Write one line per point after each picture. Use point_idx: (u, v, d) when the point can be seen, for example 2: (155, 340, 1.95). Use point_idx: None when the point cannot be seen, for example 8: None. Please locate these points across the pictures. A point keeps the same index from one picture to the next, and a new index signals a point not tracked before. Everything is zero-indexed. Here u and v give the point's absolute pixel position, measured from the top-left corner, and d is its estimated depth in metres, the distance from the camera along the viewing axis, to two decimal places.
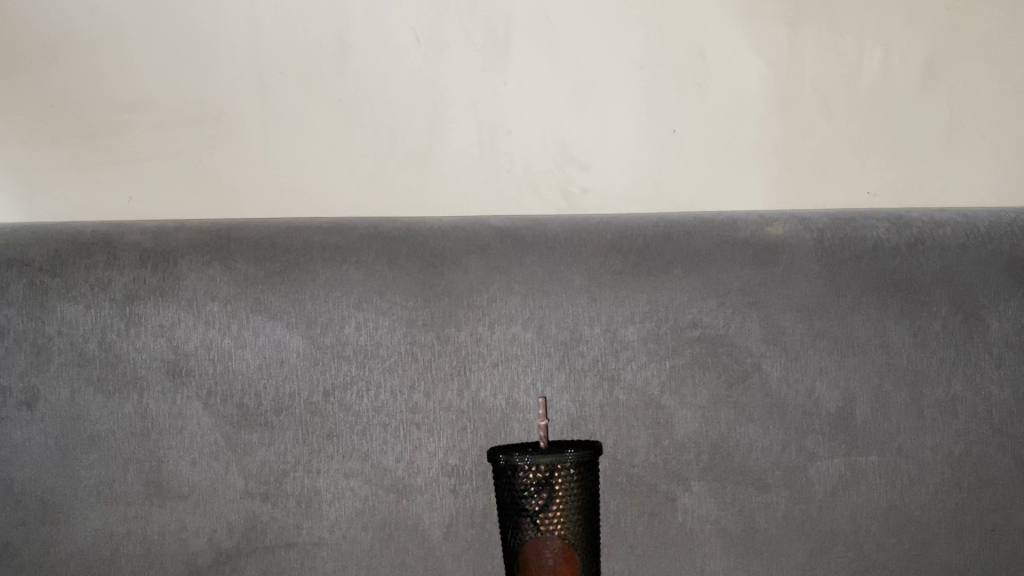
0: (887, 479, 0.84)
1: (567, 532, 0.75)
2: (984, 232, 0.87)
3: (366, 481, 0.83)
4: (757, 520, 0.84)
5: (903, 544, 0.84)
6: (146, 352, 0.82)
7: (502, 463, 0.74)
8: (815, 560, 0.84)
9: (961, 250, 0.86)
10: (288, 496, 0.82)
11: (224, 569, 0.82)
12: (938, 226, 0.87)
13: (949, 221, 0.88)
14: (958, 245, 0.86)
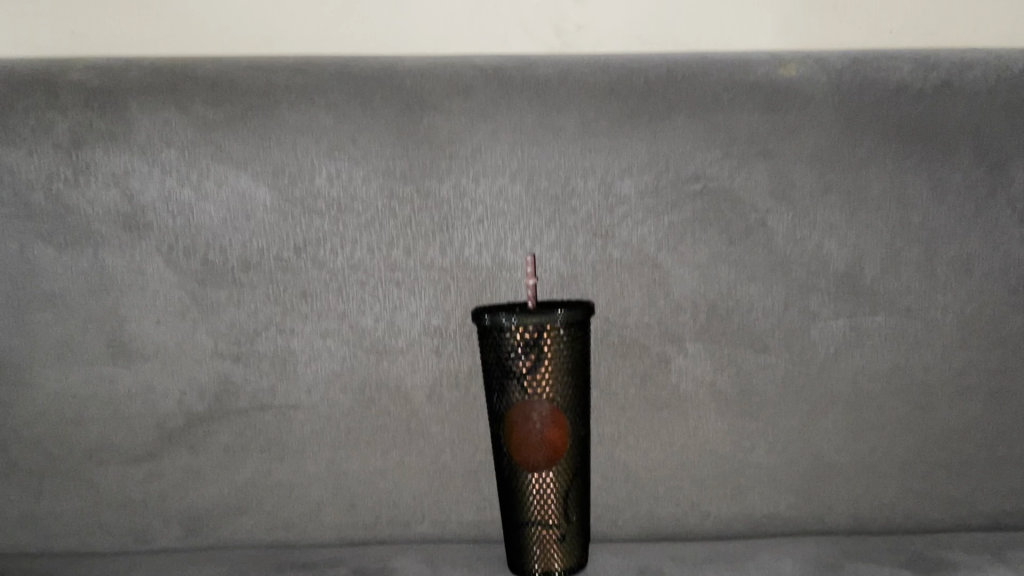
0: (893, 341, 0.80)
1: (555, 395, 0.71)
2: (1019, 75, 0.79)
3: (343, 342, 0.78)
4: (755, 382, 0.80)
5: (904, 407, 0.81)
6: (99, 203, 0.75)
7: (488, 323, 0.69)
8: (811, 423, 0.81)
9: (990, 95, 0.79)
10: (261, 357, 0.78)
11: (197, 432, 0.79)
12: (969, 68, 0.79)
13: (980, 62, 0.80)
14: (989, 89, 0.79)
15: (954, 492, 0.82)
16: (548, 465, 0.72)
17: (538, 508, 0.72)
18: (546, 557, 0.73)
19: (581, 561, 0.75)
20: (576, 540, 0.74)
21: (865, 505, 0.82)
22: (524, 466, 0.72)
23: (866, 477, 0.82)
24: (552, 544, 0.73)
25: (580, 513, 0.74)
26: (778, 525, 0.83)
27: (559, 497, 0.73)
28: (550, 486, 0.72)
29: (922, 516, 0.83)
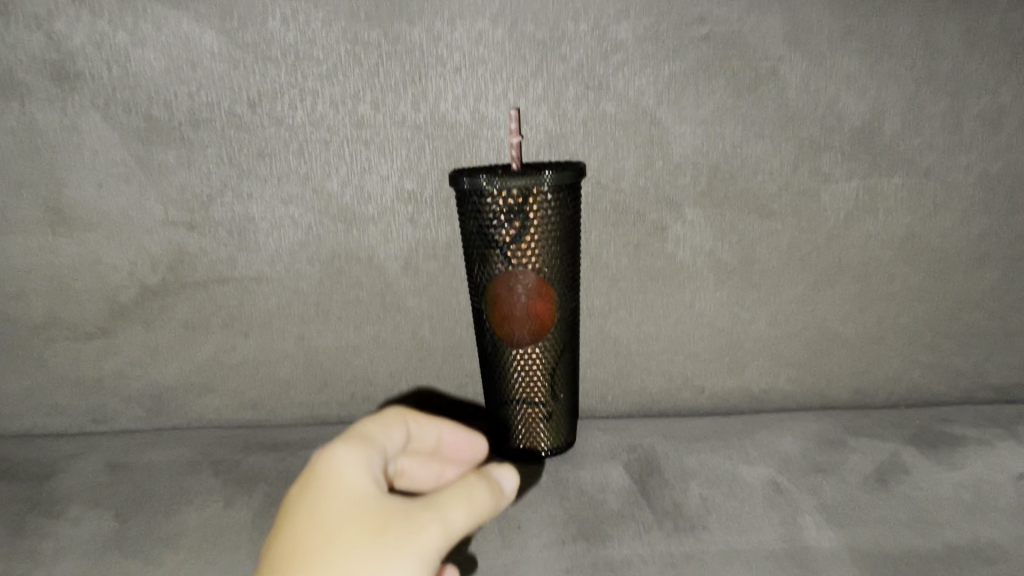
0: (908, 205, 0.74)
1: (542, 266, 0.64)
2: None
3: (308, 209, 0.71)
4: (757, 251, 0.74)
5: (916, 276, 0.76)
6: (21, 49, 0.65)
7: (467, 188, 0.62)
8: (815, 294, 0.76)
9: None
10: (218, 226, 0.71)
11: (154, 306, 0.73)
12: None
13: None
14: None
15: (961, 365, 0.78)
16: (534, 342, 0.66)
17: (523, 387, 0.68)
18: (531, 437, 0.70)
19: (569, 439, 0.71)
20: (564, 419, 0.70)
21: (866, 379, 0.78)
22: (508, 343, 0.67)
23: (871, 350, 0.78)
24: (538, 424, 0.69)
25: (567, 391, 0.70)
26: (774, 399, 0.79)
27: (546, 374, 0.68)
28: (536, 365, 0.67)
29: (925, 389, 0.79)
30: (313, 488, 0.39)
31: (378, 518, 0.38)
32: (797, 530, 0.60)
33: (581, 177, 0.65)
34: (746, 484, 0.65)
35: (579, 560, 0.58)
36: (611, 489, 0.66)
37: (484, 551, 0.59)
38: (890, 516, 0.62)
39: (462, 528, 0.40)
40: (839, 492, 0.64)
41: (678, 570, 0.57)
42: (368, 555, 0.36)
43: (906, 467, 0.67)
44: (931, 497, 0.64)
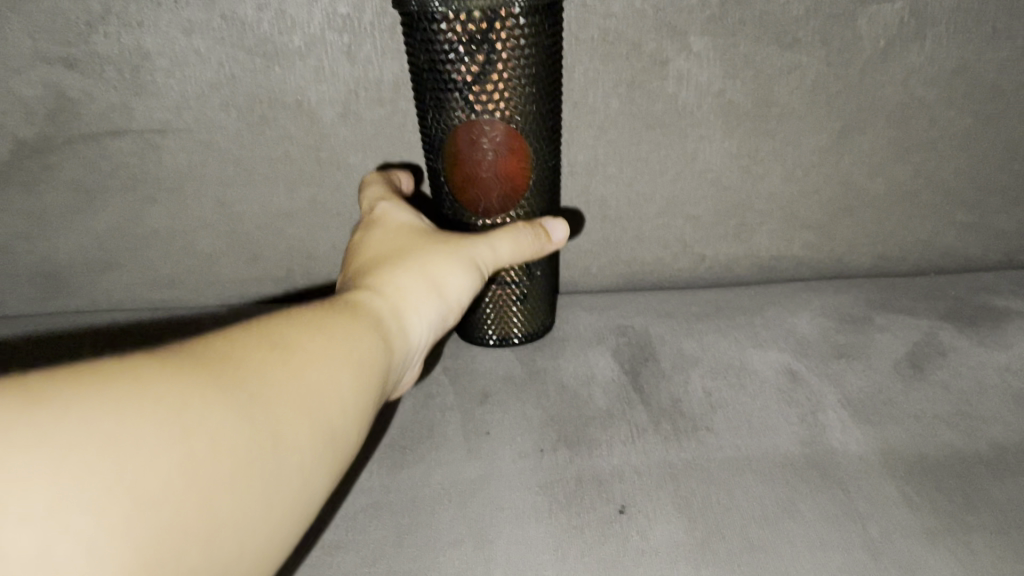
0: (966, 32, 0.59)
1: (513, 114, 0.51)
2: None
3: (215, 40, 0.55)
4: (776, 92, 0.60)
5: (964, 120, 0.62)
6: None
7: (416, 11, 0.47)
8: (844, 143, 0.63)
9: None
10: (104, 63, 0.55)
11: (39, 166, 0.59)
12: None
13: None
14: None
15: (1004, 223, 0.67)
16: (504, 206, 0.55)
17: None
18: (501, 321, 0.59)
19: (546, 322, 0.61)
20: (541, 298, 0.59)
21: (891, 241, 0.68)
22: (473, 207, 0.55)
23: (898, 209, 0.66)
24: (509, 307, 0.59)
25: (544, 265, 0.59)
26: (785, 265, 0.68)
27: None
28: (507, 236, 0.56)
29: (957, 252, 0.68)
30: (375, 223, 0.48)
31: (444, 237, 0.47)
32: (818, 429, 0.51)
33: None
34: (757, 374, 0.56)
35: (560, 474, 0.49)
36: (597, 382, 0.56)
37: (448, 461, 0.50)
38: (926, 409, 0.52)
39: (510, 254, 0.49)
40: (866, 382, 0.55)
41: (682, 483, 0.48)
42: (446, 251, 0.45)
43: (943, 348, 0.57)
44: (973, 386, 0.54)
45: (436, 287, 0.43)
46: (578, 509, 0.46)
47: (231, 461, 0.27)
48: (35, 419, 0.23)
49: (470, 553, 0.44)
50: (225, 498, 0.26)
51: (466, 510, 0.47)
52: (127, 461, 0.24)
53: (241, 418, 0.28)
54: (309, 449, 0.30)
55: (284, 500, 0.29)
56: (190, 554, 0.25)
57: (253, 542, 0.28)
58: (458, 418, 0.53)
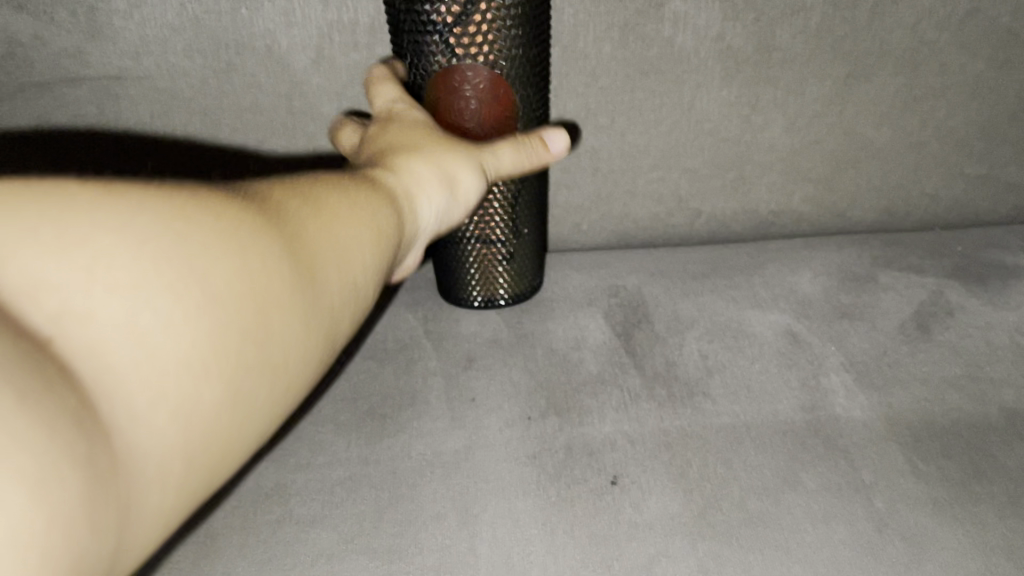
0: None
1: (498, 58, 0.47)
2: None
3: None
4: (778, 36, 0.57)
5: (976, 66, 0.59)
6: None
7: None
8: (849, 91, 0.59)
9: None
10: (55, 4, 0.51)
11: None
12: None
13: None
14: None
15: (1013, 175, 0.64)
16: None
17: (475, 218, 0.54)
18: (486, 281, 0.56)
19: (533, 285, 0.58)
20: (528, 256, 0.57)
21: (895, 194, 0.65)
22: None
23: (904, 160, 0.63)
24: (494, 265, 0.56)
25: (530, 223, 0.56)
26: (784, 220, 0.65)
27: (506, 201, 0.53)
28: (493, 191, 0.53)
29: (965, 205, 0.65)
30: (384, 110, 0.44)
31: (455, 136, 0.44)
32: (821, 394, 0.49)
33: None
34: (756, 336, 0.53)
35: (549, 444, 0.46)
36: (588, 345, 0.53)
37: (431, 431, 0.47)
38: (933, 373, 0.50)
39: (515, 165, 0.45)
40: (870, 344, 0.52)
41: (677, 453, 0.45)
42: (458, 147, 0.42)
43: (951, 308, 0.55)
44: (981, 348, 0.51)
45: (449, 180, 0.40)
46: (568, 481, 0.44)
47: (282, 279, 0.27)
48: (101, 207, 0.23)
49: (454, 529, 0.42)
50: (278, 307, 0.26)
51: (449, 483, 0.44)
52: (191, 253, 0.24)
53: (287, 242, 0.27)
54: (342, 291, 0.30)
55: (324, 329, 0.29)
56: (246, 354, 0.25)
57: (298, 364, 0.27)
58: (441, 384, 0.50)
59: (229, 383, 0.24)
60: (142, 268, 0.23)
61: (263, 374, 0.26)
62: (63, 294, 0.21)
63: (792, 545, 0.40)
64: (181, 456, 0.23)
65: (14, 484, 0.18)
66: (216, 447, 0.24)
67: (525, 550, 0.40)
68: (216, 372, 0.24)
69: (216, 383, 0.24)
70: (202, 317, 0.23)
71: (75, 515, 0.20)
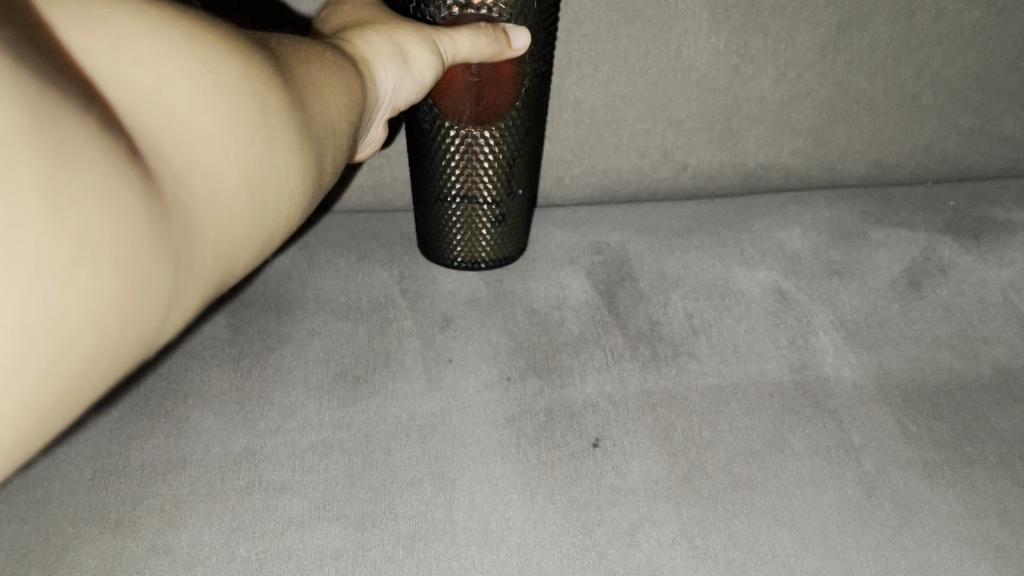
0: None
1: (502, 9, 0.44)
2: None
3: None
4: None
5: (974, 13, 0.57)
6: None
7: None
8: (842, 39, 0.57)
9: None
10: None
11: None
12: None
13: None
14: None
15: (1009, 127, 0.62)
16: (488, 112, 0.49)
17: (466, 176, 0.52)
18: (477, 241, 0.54)
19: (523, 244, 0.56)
20: (519, 220, 0.54)
21: (887, 148, 0.63)
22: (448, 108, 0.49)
23: (898, 111, 0.61)
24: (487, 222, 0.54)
25: (526, 181, 0.54)
26: (773, 174, 0.63)
27: (499, 161, 0.51)
28: (487, 150, 0.51)
29: (958, 160, 0.63)
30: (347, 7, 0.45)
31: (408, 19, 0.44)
32: (810, 354, 0.47)
33: None
34: (743, 294, 0.51)
35: (529, 407, 0.44)
36: (570, 305, 0.51)
37: (406, 394, 0.45)
38: (926, 331, 0.48)
39: (474, 53, 0.43)
40: (861, 302, 0.50)
41: (661, 415, 0.44)
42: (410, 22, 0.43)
43: (944, 265, 0.53)
44: (975, 305, 0.50)
45: (404, 52, 0.41)
46: (549, 444, 0.42)
47: (284, 92, 0.29)
48: (124, 4, 0.26)
49: (430, 495, 0.40)
50: (283, 107, 0.28)
51: (426, 447, 0.42)
52: (206, 45, 0.26)
53: (280, 63, 0.30)
54: (335, 121, 0.32)
55: (322, 148, 0.31)
56: (256, 147, 0.27)
57: (306, 173, 0.30)
58: (417, 345, 0.48)
59: (244, 166, 0.26)
60: (164, 48, 0.25)
61: (279, 167, 0.28)
62: (98, 60, 0.24)
63: (779, 509, 0.39)
64: (212, 222, 0.25)
65: (91, 194, 0.21)
66: (238, 224, 0.27)
67: (504, 516, 0.39)
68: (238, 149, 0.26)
69: (237, 158, 0.26)
70: (224, 98, 0.26)
71: (139, 238, 0.22)
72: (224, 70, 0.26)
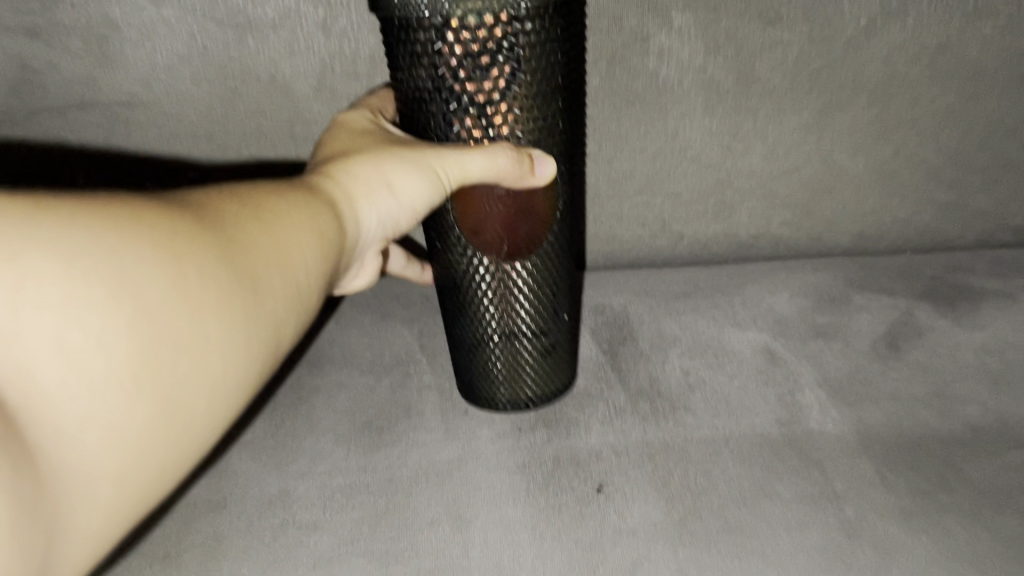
0: (948, 7, 0.58)
1: (523, 131, 0.44)
2: None
3: (189, 12, 0.55)
4: (758, 67, 0.60)
5: (944, 99, 0.62)
6: None
7: (399, 13, 0.41)
8: (824, 122, 0.63)
9: None
10: (70, 34, 0.55)
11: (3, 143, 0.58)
12: None
13: None
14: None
15: (983, 203, 0.66)
16: (531, 241, 0.48)
17: (505, 314, 0.49)
18: (542, 380, 0.52)
19: (576, 365, 0.55)
20: (565, 350, 0.52)
21: (869, 221, 0.68)
22: (489, 251, 0.47)
23: (878, 189, 0.66)
24: (539, 361, 0.51)
25: (572, 303, 0.52)
26: (762, 243, 0.69)
27: (540, 291, 0.49)
28: (524, 281, 0.49)
29: (935, 231, 0.68)
30: (342, 135, 0.46)
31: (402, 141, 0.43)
32: (796, 410, 0.51)
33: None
34: (735, 354, 0.56)
35: (538, 455, 0.48)
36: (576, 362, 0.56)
37: (426, 442, 0.49)
38: (904, 389, 0.52)
39: (486, 174, 0.42)
40: (844, 362, 0.55)
41: (659, 463, 0.48)
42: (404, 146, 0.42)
43: (921, 329, 0.57)
44: (949, 366, 0.54)
45: (392, 181, 0.40)
46: (557, 488, 0.46)
47: (214, 293, 0.29)
48: (37, 218, 0.25)
49: (448, 534, 0.44)
50: (213, 310, 0.29)
51: (444, 491, 0.46)
52: (128, 266, 0.26)
53: (223, 245, 0.30)
54: (279, 296, 0.32)
55: (278, 319, 0.32)
56: (178, 367, 0.27)
57: (241, 364, 0.30)
58: (436, 399, 0.53)
59: (160, 395, 0.27)
60: (78, 288, 0.25)
61: (202, 372, 0.28)
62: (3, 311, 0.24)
63: (768, 551, 0.43)
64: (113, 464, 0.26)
65: None
66: (156, 446, 0.27)
67: (515, 552, 0.43)
68: (154, 369, 0.26)
69: (154, 378, 0.26)
70: (140, 318, 0.26)
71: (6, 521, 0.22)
72: (140, 295, 0.26)
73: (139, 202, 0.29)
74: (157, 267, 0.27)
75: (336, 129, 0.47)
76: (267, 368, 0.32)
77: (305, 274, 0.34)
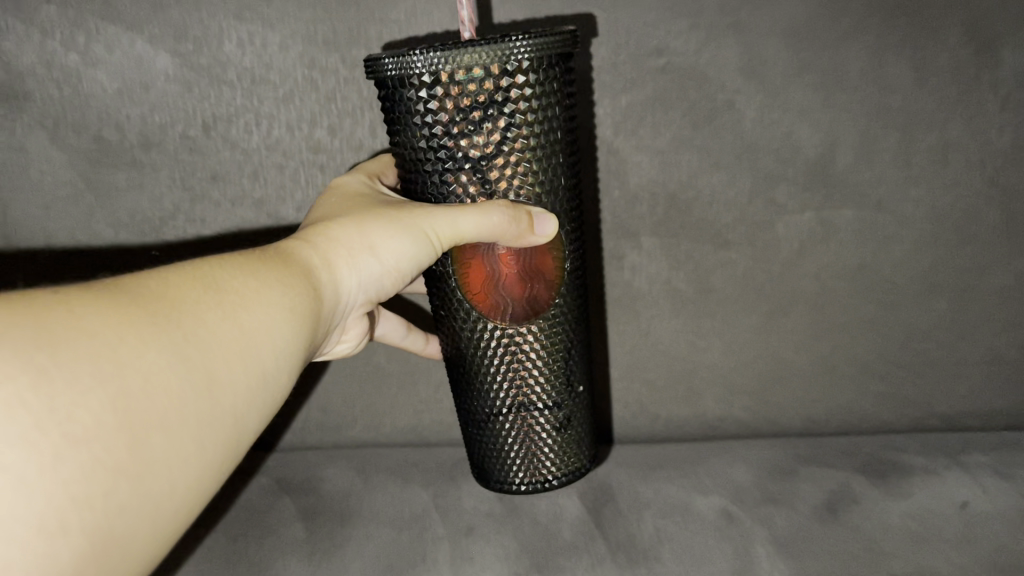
0: (860, 236, 0.73)
1: (526, 184, 0.51)
2: None
3: (263, 234, 0.71)
4: (713, 279, 0.75)
5: (868, 306, 0.76)
6: None
7: (402, 75, 0.48)
8: (770, 322, 0.77)
9: None
10: (168, 249, 0.72)
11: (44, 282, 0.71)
12: None
13: None
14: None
15: (912, 393, 0.79)
16: (539, 305, 0.55)
17: (513, 394, 0.58)
18: (558, 455, 0.60)
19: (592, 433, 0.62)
20: (576, 420, 0.60)
21: (818, 408, 0.80)
22: (499, 315, 0.55)
23: (822, 381, 0.79)
24: (550, 433, 0.59)
25: (586, 380, 0.61)
26: (728, 425, 0.81)
27: (547, 370, 0.57)
28: (530, 364, 0.57)
29: (876, 417, 0.80)
30: (326, 209, 0.56)
31: (377, 209, 0.53)
32: (748, 561, 0.61)
33: (569, 49, 0.50)
34: (698, 514, 0.66)
35: None
36: (566, 519, 0.66)
37: None
38: (838, 546, 0.62)
39: (479, 228, 0.49)
40: (790, 523, 0.65)
41: None
42: (380, 218, 0.52)
43: (856, 497, 0.68)
44: (879, 528, 0.64)
45: (370, 245, 0.52)
46: None
47: (153, 406, 0.36)
48: None
49: None
50: (149, 425, 0.36)
51: None
52: (60, 402, 0.33)
53: (172, 351, 0.38)
54: (233, 377, 0.41)
55: (230, 407, 0.41)
56: (110, 485, 0.34)
57: (182, 476, 0.38)
58: (447, 548, 0.63)
59: (87, 521, 0.33)
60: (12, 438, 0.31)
61: (140, 493, 0.35)
62: None
63: None
64: None
65: None
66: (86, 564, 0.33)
67: None
68: (87, 505, 0.33)
69: (85, 514, 0.33)
70: (64, 453, 0.33)
71: None
72: (72, 428, 0.33)
73: (95, 315, 0.36)
74: (95, 388, 0.34)
75: (332, 196, 0.58)
76: (230, 445, 0.41)
77: (250, 378, 0.42)
